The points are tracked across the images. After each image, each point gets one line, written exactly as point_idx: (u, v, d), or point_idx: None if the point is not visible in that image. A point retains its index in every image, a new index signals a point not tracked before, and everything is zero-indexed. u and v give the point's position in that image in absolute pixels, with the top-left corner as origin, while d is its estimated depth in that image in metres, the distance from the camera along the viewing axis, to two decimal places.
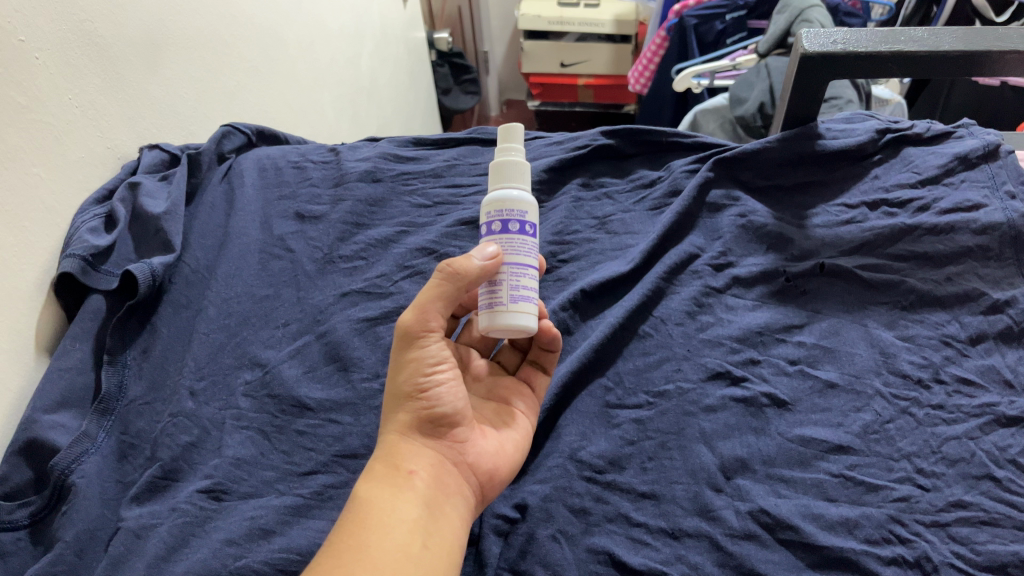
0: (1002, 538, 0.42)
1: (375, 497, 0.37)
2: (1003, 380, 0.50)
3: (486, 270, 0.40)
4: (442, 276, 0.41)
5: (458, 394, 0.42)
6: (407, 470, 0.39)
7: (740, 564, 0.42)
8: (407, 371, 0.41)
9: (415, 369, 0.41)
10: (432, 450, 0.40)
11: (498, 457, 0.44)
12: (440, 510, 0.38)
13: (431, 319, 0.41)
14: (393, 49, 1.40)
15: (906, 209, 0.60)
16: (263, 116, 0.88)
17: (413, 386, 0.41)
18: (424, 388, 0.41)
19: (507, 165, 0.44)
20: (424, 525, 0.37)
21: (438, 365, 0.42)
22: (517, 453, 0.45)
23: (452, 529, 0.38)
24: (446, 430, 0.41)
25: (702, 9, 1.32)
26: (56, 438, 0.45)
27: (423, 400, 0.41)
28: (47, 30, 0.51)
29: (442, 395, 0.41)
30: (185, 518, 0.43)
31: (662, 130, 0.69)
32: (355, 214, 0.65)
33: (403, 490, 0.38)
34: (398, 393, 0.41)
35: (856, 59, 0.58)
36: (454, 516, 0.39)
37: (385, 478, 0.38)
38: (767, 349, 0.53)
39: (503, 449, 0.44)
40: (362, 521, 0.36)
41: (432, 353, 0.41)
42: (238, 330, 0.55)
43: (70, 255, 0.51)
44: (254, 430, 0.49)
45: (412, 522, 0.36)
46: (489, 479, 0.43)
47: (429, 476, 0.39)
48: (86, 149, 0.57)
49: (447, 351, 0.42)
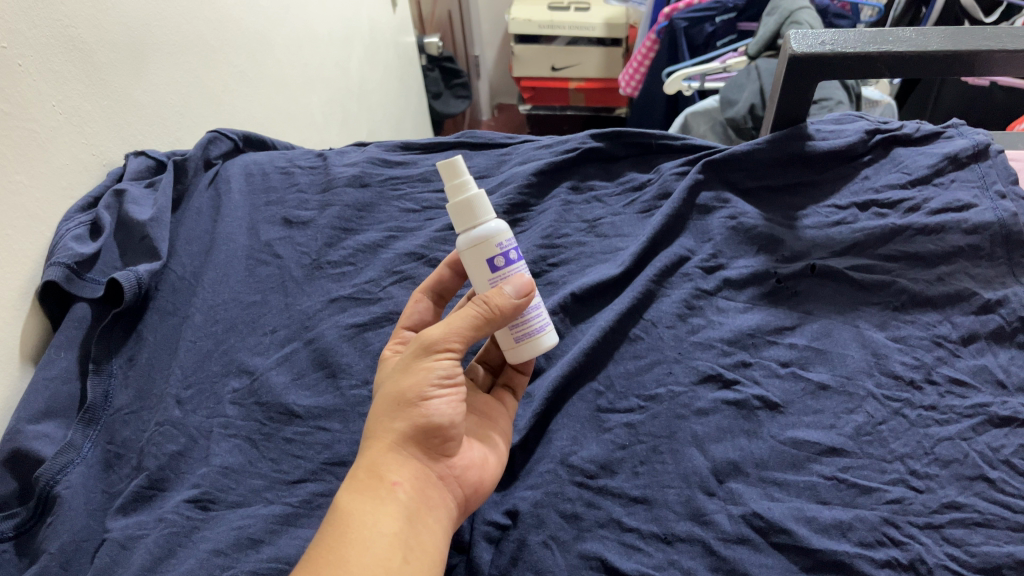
0: (996, 540, 0.42)
1: (356, 510, 0.36)
2: (995, 380, 0.49)
3: (529, 291, 0.44)
4: (479, 310, 0.42)
5: (459, 409, 0.42)
6: (391, 481, 0.38)
7: (733, 569, 0.42)
8: (414, 378, 0.41)
9: (424, 378, 0.41)
10: (419, 461, 0.40)
11: (480, 470, 0.44)
12: (422, 523, 0.38)
13: (456, 338, 0.42)
14: (382, 54, 1.40)
15: (896, 209, 0.60)
16: (251, 122, 0.88)
17: (417, 395, 0.40)
18: (425, 397, 0.40)
19: (477, 203, 0.45)
20: (405, 539, 0.36)
21: (448, 382, 0.41)
22: (496, 470, 0.45)
23: (433, 543, 0.38)
24: (437, 444, 0.41)
25: (691, 12, 1.31)
26: (41, 449, 0.44)
27: (421, 409, 0.40)
28: (31, 35, 0.51)
29: (443, 409, 0.40)
30: (172, 528, 0.42)
31: (652, 132, 0.69)
32: (343, 219, 0.65)
33: (386, 502, 0.37)
34: (397, 397, 0.40)
35: (844, 60, 0.58)
36: (435, 529, 0.38)
37: (368, 489, 0.37)
38: (758, 351, 0.53)
39: (485, 462, 0.44)
40: (343, 535, 0.35)
41: (445, 368, 0.41)
42: (225, 337, 0.55)
43: (54, 263, 0.50)
44: (242, 438, 0.49)
45: (392, 537, 0.36)
46: (471, 491, 0.43)
47: (413, 488, 0.38)
48: (70, 156, 0.56)
49: (460, 369, 0.42)
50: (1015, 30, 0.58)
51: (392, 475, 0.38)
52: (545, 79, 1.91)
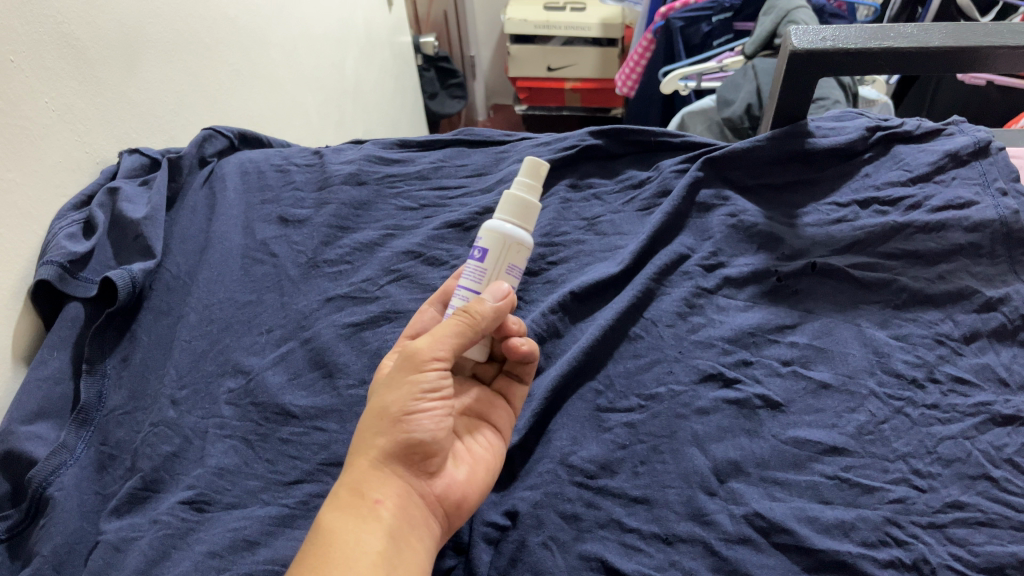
0: (1000, 539, 0.42)
1: (338, 529, 0.36)
2: (997, 379, 0.49)
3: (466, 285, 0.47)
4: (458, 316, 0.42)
5: (444, 421, 0.40)
6: (374, 499, 0.37)
7: (735, 569, 0.41)
8: (399, 392, 0.39)
9: (408, 391, 0.39)
10: (401, 477, 0.39)
11: (467, 484, 0.42)
12: (406, 542, 0.37)
13: (441, 347, 0.41)
14: (377, 54, 1.39)
15: (897, 207, 0.59)
16: (245, 120, 0.87)
17: (401, 409, 0.39)
18: (410, 412, 0.39)
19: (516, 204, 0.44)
20: (389, 560, 0.35)
21: (433, 392, 0.40)
22: (488, 477, 0.44)
23: (417, 562, 0.37)
24: (419, 458, 0.40)
25: (689, 12, 1.32)
26: (33, 450, 0.44)
27: (405, 425, 0.39)
28: (23, 31, 0.50)
29: (424, 422, 0.39)
30: (167, 530, 0.42)
31: (650, 130, 0.68)
32: (340, 217, 0.64)
33: (368, 521, 0.36)
34: (381, 414, 0.39)
35: (845, 57, 0.57)
36: (418, 549, 0.38)
37: (349, 508, 0.37)
38: (759, 349, 0.52)
39: (473, 472, 0.43)
40: (323, 557, 0.34)
41: (431, 379, 0.40)
42: (220, 337, 0.54)
43: (47, 262, 0.50)
44: (238, 438, 0.48)
45: (376, 558, 0.35)
46: (456, 507, 0.41)
47: (396, 506, 0.38)
48: (63, 153, 0.55)
49: (448, 378, 0.41)
50: (1013, 28, 0.58)
51: (372, 493, 0.37)
52: (541, 79, 1.91)
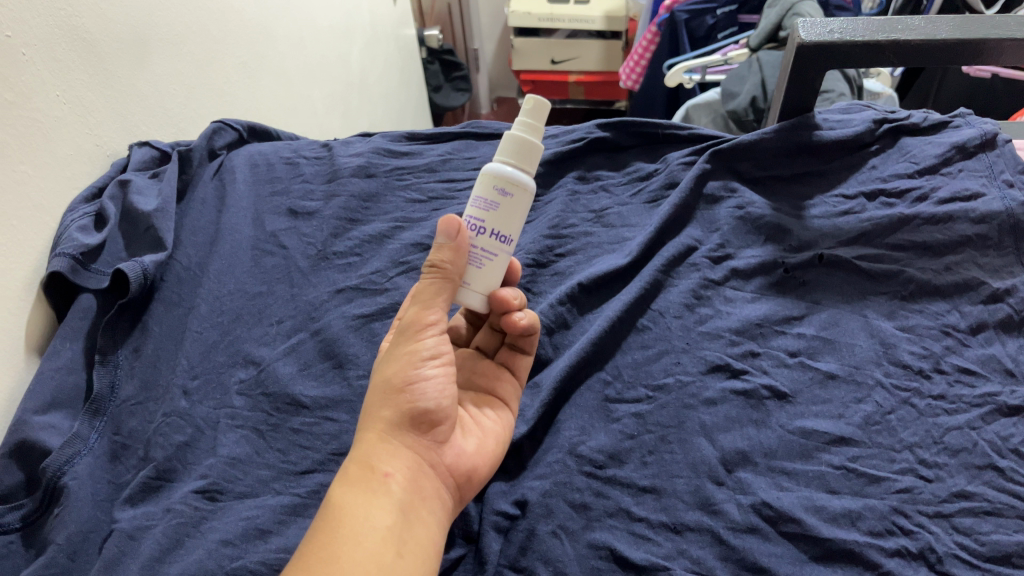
0: (1005, 528, 0.42)
1: (348, 503, 0.36)
2: (1004, 369, 0.49)
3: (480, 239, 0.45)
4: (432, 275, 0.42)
5: (447, 393, 0.42)
6: (383, 472, 0.38)
7: (743, 558, 0.41)
8: (400, 363, 0.41)
9: (408, 362, 0.41)
10: (411, 447, 0.40)
11: (476, 455, 0.43)
12: (416, 515, 0.37)
13: (432, 314, 0.42)
14: (382, 47, 1.39)
15: (904, 199, 0.59)
16: (252, 113, 0.87)
17: (403, 379, 0.40)
18: (413, 383, 0.40)
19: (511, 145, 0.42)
20: (399, 532, 0.36)
21: (433, 360, 0.41)
22: (497, 447, 0.45)
23: (427, 534, 0.37)
24: (427, 429, 0.40)
25: (693, 4, 1.32)
26: (47, 439, 0.45)
27: (408, 395, 0.40)
28: (34, 24, 0.50)
29: (427, 391, 0.40)
30: (180, 518, 0.42)
31: (657, 122, 0.69)
32: (348, 209, 0.64)
33: (378, 495, 0.37)
34: (385, 385, 0.40)
35: (854, 47, 0.57)
36: (429, 522, 0.38)
37: (360, 482, 0.37)
38: (767, 341, 0.53)
39: (481, 446, 0.44)
40: (335, 529, 0.34)
41: (428, 346, 0.41)
42: (232, 328, 0.54)
43: (60, 254, 0.50)
44: (249, 429, 0.49)
45: (386, 530, 0.35)
46: (465, 478, 0.42)
47: (406, 479, 0.38)
48: (74, 146, 0.56)
49: (446, 347, 0.43)
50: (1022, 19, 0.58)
51: (383, 464, 0.38)
52: (545, 72, 1.91)
